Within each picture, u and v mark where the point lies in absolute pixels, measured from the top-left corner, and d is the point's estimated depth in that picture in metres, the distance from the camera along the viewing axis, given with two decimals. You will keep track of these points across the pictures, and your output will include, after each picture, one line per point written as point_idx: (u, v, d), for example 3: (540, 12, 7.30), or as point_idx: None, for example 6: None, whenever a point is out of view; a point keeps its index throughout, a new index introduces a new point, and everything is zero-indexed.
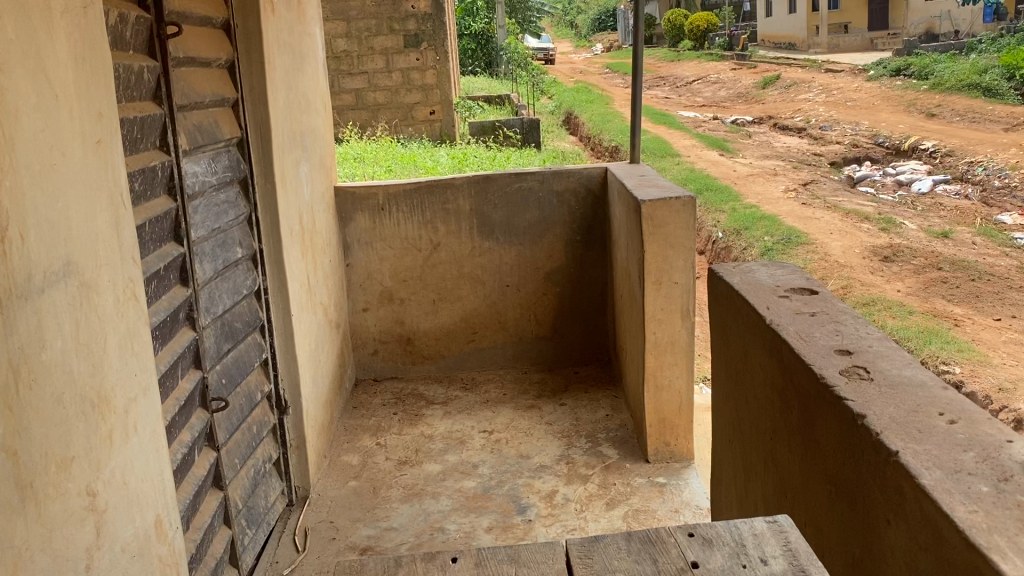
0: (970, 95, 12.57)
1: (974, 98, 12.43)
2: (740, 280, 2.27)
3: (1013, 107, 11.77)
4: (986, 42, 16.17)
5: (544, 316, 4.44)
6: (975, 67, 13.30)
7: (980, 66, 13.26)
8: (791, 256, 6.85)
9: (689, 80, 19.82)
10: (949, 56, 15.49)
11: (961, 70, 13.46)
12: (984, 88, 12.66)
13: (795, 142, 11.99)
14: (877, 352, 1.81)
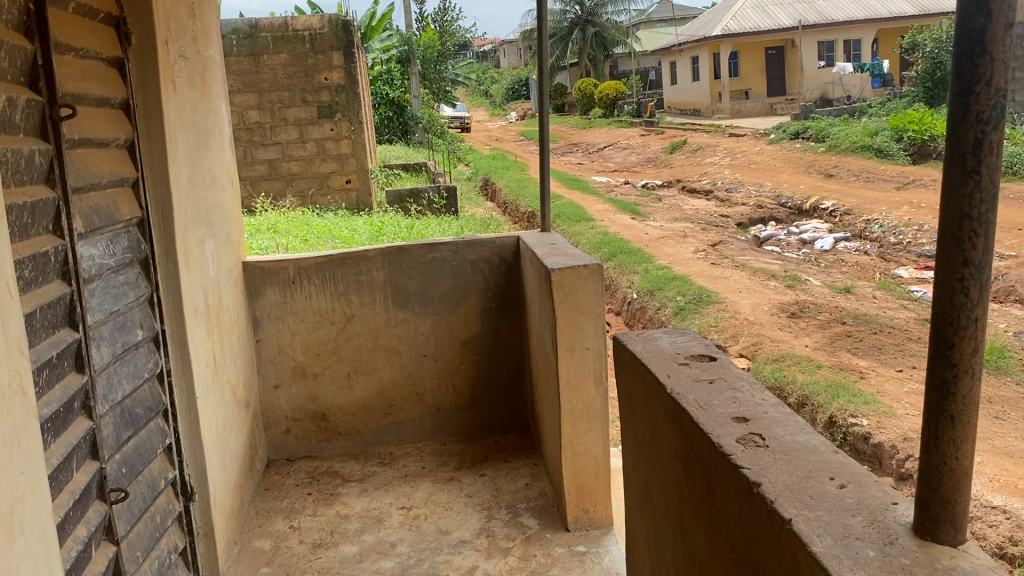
0: (864, 156, 13.27)
1: (867, 159, 13.12)
2: (642, 348, 2.31)
3: (904, 167, 12.45)
4: (876, 107, 17.17)
5: (461, 386, 4.41)
6: (867, 131, 14.10)
7: (872, 129, 14.06)
8: (702, 315, 7.01)
9: (599, 146, 20.37)
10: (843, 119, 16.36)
11: (855, 133, 14.25)
12: (876, 149, 13.37)
13: (703, 204, 12.37)
14: (772, 417, 1.86)
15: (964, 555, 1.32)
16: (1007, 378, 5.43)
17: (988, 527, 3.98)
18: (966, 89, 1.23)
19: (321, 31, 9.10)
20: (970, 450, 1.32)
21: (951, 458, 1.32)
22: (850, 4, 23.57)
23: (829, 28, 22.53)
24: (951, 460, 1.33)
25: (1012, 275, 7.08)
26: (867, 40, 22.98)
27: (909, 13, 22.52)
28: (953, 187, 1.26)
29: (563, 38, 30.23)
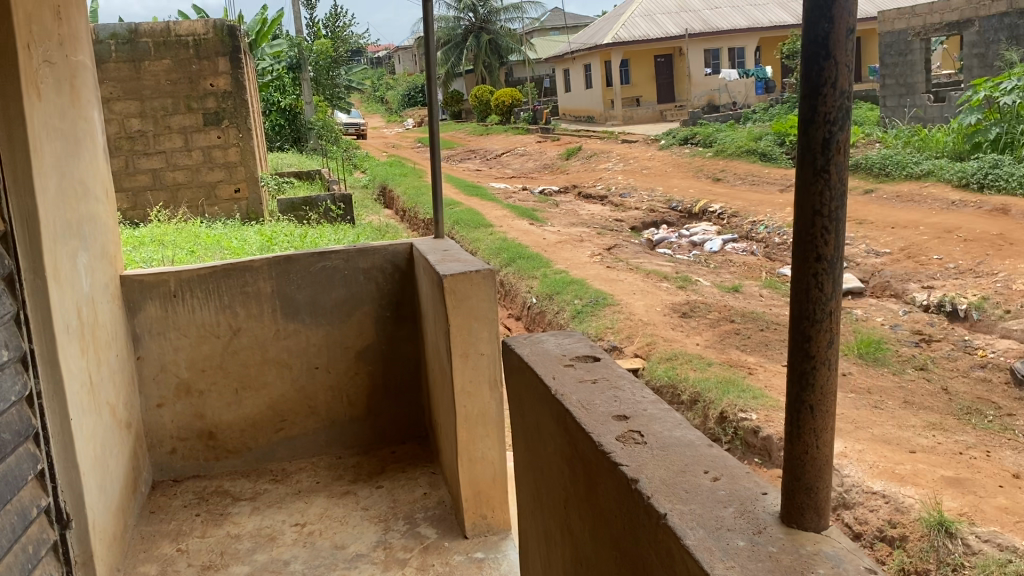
0: (749, 160, 13.75)
1: (752, 163, 13.61)
2: (530, 351, 2.32)
3: (786, 170, 12.96)
4: (759, 112, 17.84)
5: (356, 397, 4.34)
6: (752, 136, 14.62)
7: (756, 135, 14.60)
8: (599, 317, 7.11)
9: (497, 153, 20.49)
10: (729, 124, 16.91)
11: (740, 138, 14.76)
12: (761, 153, 13.86)
13: (598, 209, 12.58)
14: (651, 413, 1.90)
15: (827, 540, 1.37)
16: (884, 369, 5.70)
17: (869, 512, 4.16)
18: (815, 92, 1.28)
19: (206, 36, 8.85)
20: (829, 439, 1.37)
21: (811, 447, 1.37)
22: (734, 14, 24.39)
23: (714, 37, 23.23)
24: (812, 449, 1.37)
25: (887, 271, 7.44)
26: (750, 48, 23.84)
27: (788, 23, 23.47)
28: (803, 186, 1.31)
29: (457, 45, 30.23)
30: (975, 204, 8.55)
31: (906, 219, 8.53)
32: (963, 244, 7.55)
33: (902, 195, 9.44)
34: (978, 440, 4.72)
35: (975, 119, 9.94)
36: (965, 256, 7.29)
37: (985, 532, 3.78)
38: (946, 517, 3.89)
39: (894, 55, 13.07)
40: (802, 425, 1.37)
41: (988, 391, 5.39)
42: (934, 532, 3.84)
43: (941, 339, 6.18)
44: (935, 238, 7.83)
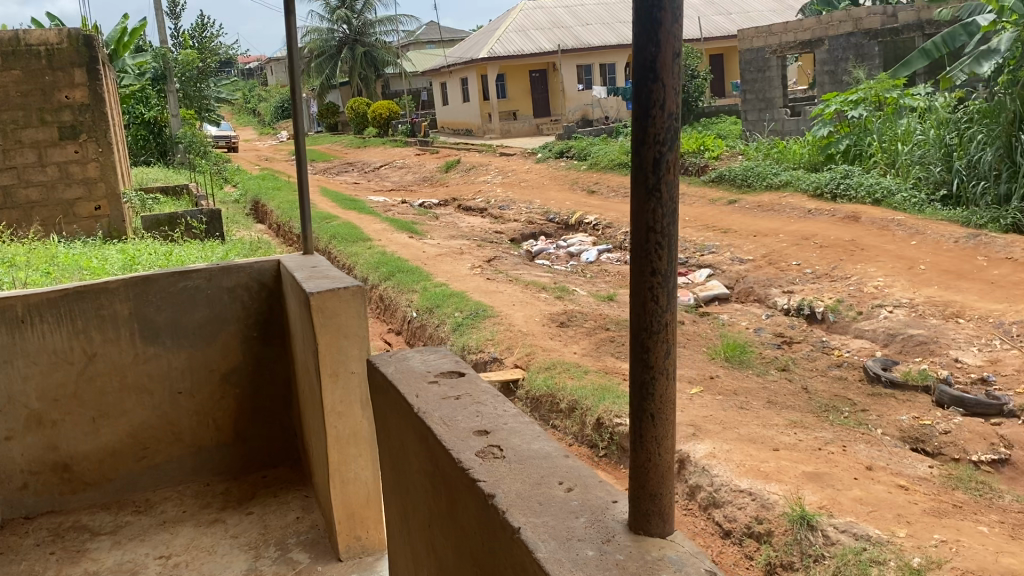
0: (622, 173, 14.13)
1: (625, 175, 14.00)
2: (394, 369, 2.30)
3: None
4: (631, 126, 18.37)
5: (224, 421, 4.20)
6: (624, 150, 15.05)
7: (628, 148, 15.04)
8: (477, 329, 7.10)
9: (375, 166, 20.30)
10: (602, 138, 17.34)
11: (613, 152, 15.15)
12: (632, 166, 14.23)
13: (477, 222, 12.63)
14: (511, 426, 1.92)
15: (671, 544, 1.42)
16: (749, 371, 5.97)
17: (737, 510, 4.32)
18: (646, 112, 1.33)
19: (59, 45, 8.35)
20: (669, 446, 1.43)
21: (652, 455, 1.42)
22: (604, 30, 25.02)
23: (586, 53, 23.75)
24: (654, 456, 1.42)
25: (751, 277, 7.78)
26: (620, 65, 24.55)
27: None
28: (638, 203, 1.36)
29: (331, 57, 29.78)
30: (829, 212, 9.06)
31: (768, 227, 8.96)
32: (819, 250, 7.98)
33: (763, 205, 9.90)
34: (835, 436, 4.98)
35: (828, 132, 10.58)
36: (822, 261, 7.71)
37: (842, 522, 3.97)
38: (808, 511, 4.07)
39: (753, 72, 13.69)
40: (642, 435, 1.42)
41: (843, 389, 5.71)
42: (796, 526, 4.02)
43: (801, 341, 6.52)
44: (794, 245, 8.24)
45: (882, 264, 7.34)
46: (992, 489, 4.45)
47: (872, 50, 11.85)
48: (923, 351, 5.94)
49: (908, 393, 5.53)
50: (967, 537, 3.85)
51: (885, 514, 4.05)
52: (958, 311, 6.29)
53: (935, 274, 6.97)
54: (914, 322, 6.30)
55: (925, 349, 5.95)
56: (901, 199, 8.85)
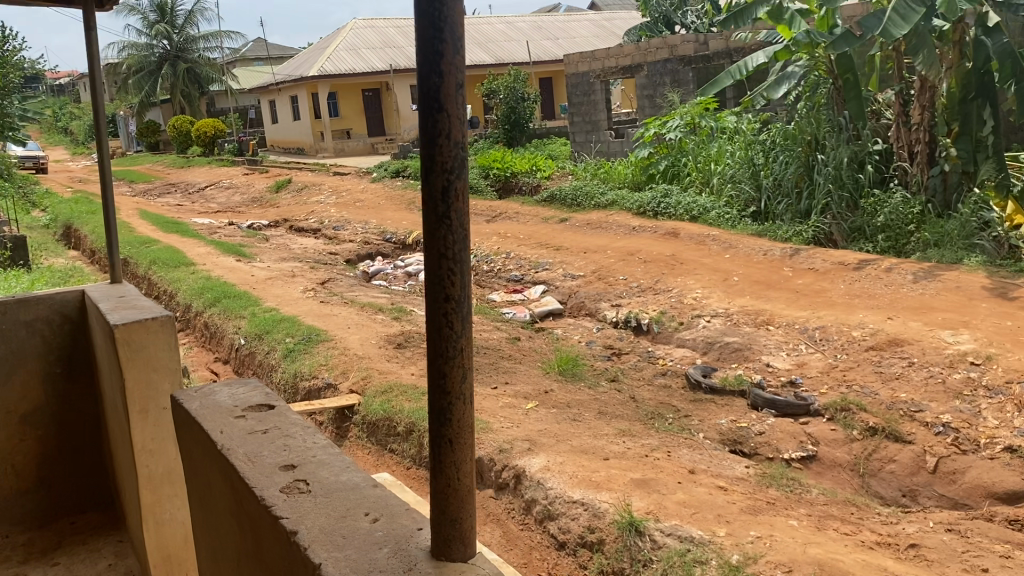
0: None
1: None
2: (199, 405, 2.21)
3: (490, 202, 12.48)
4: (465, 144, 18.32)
5: (24, 466, 3.88)
6: None
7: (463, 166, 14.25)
8: (310, 354, 6.91)
9: (200, 187, 19.43)
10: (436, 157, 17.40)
11: None
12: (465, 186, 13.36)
13: (310, 243, 12.34)
14: (318, 457, 1.89)
15: (472, 568, 1.43)
16: (581, 384, 6.13)
17: (571, 521, 4.39)
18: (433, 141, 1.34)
19: None
20: (468, 471, 1.44)
21: (452, 480, 1.42)
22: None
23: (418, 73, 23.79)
24: (453, 481, 1.43)
25: (582, 292, 8.02)
26: None
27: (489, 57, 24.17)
28: (429, 229, 1.37)
29: (151, 73, 28.36)
30: (652, 229, 9.49)
31: (596, 244, 9.28)
32: (643, 265, 8.34)
33: (592, 223, 10.26)
34: (660, 442, 5.20)
35: (648, 153, 11.15)
36: (646, 276, 8.05)
37: (668, 526, 4.12)
38: (635, 517, 4.20)
39: (580, 96, 14.38)
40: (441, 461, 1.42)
41: (668, 396, 5.99)
42: (625, 532, 4.14)
43: (629, 352, 6.79)
44: (621, 260, 8.58)
45: (700, 277, 7.77)
46: (801, 485, 4.78)
47: (686, 75, 12.33)
48: (738, 357, 6.33)
49: (726, 398, 5.86)
50: (778, 531, 4.10)
51: (707, 515, 4.24)
52: (769, 318, 6.74)
53: (748, 285, 7.45)
54: (729, 330, 6.69)
55: (741, 355, 6.34)
56: (715, 215, 9.41)
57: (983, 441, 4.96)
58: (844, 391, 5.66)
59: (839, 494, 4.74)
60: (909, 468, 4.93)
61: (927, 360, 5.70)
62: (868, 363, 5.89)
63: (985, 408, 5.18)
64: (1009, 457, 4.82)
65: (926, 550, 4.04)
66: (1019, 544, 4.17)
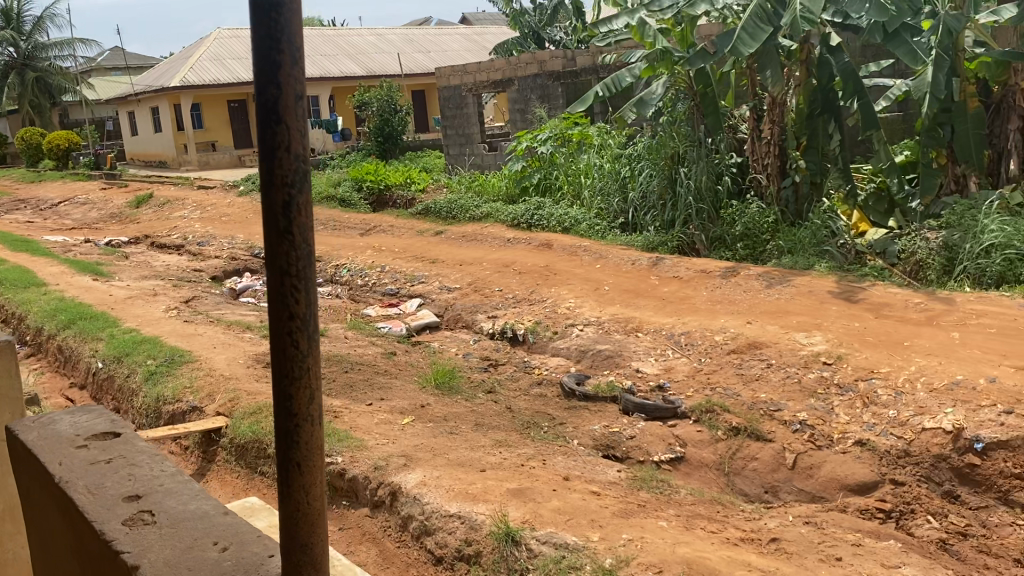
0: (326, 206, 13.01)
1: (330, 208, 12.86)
2: (36, 433, 2.16)
3: (364, 215, 12.34)
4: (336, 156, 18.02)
5: None
6: (330, 181, 14.04)
7: (335, 180, 14.01)
8: (174, 377, 6.62)
9: (53, 202, 18.33)
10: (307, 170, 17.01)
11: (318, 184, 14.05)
12: (338, 199, 13.21)
13: (173, 260, 11.85)
14: (154, 487, 1.96)
15: None
16: (457, 397, 6.11)
17: (447, 534, 4.35)
18: (277, 174, 1.49)
19: None
20: (317, 488, 1.64)
21: (302, 500, 1.61)
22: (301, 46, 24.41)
23: None
24: (302, 502, 1.62)
25: (458, 304, 8.02)
26: (324, 97, 23.08)
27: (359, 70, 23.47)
28: (271, 238, 1.52)
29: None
30: (526, 240, 9.62)
31: (471, 256, 9.32)
32: (518, 276, 8.43)
33: (467, 235, 10.30)
34: (536, 451, 5.24)
35: (521, 166, 11.32)
36: (521, 286, 8.13)
37: (543, 534, 4.14)
38: (511, 527, 4.20)
39: (453, 109, 14.47)
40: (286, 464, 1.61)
41: (543, 405, 6.06)
42: (502, 543, 4.13)
43: (505, 362, 6.84)
44: (496, 272, 8.64)
45: (573, 287, 7.92)
46: (670, 486, 4.93)
47: (555, 91, 12.52)
48: (610, 364, 6.48)
49: (599, 405, 5.99)
50: (649, 533, 4.19)
51: (581, 521, 4.30)
52: (638, 325, 6.94)
53: (618, 294, 7.65)
54: (602, 338, 6.84)
55: (612, 362, 6.49)
56: (585, 226, 9.65)
57: (835, 437, 5.21)
58: (709, 393, 5.87)
59: (706, 494, 4.92)
60: (770, 465, 5.15)
61: (783, 361, 5.98)
62: (731, 366, 6.14)
63: (837, 404, 5.46)
64: (860, 450, 5.08)
65: (786, 543, 4.24)
66: (869, 532, 4.51)
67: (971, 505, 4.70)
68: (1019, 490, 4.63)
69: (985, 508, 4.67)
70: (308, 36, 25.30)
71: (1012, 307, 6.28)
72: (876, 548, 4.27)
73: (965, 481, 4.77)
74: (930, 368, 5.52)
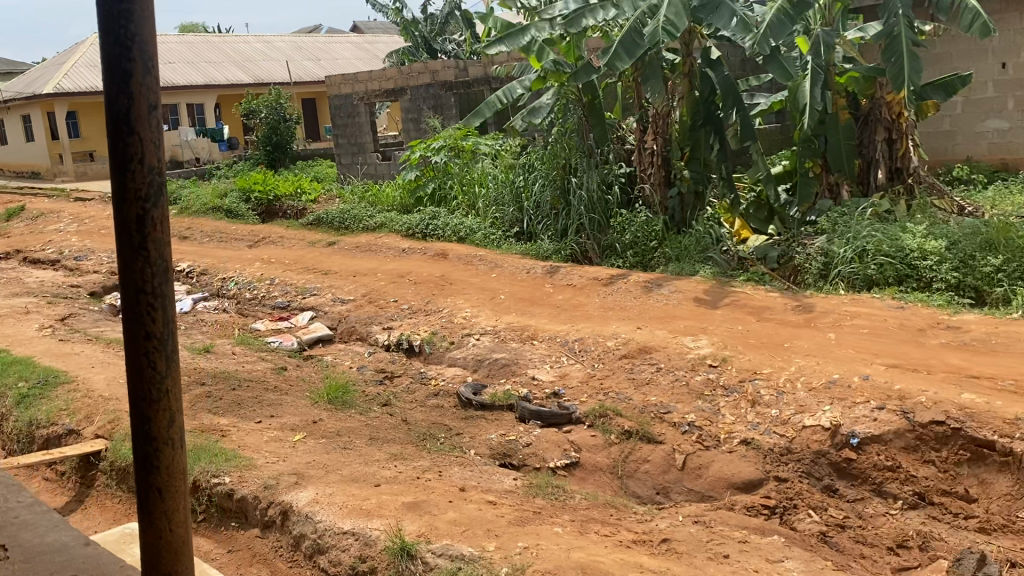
0: (213, 219, 12.67)
1: (217, 220, 12.53)
2: None
3: (253, 226, 12.04)
4: (224, 167, 17.50)
5: None
6: (216, 192, 13.64)
7: (221, 191, 13.63)
8: (47, 400, 6.26)
9: None
10: (192, 180, 16.41)
11: (205, 196, 13.71)
12: (226, 211, 12.87)
13: (48, 276, 11.23)
14: (24, 526, 2.57)
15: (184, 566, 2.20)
16: (351, 411, 6.02)
17: (341, 552, 4.26)
18: (134, 201, 1.94)
19: None
20: (179, 486, 2.17)
21: (166, 502, 2.14)
22: (184, 52, 23.52)
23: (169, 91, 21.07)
24: (166, 508, 2.15)
25: (352, 316, 7.89)
26: (209, 104, 22.33)
27: (247, 78, 22.88)
28: (131, 251, 1.96)
29: None
30: (421, 250, 9.58)
31: (365, 267, 9.19)
32: (413, 286, 8.38)
33: (360, 245, 10.18)
34: (431, 463, 5.20)
35: (414, 175, 11.26)
36: (416, 297, 8.08)
37: (439, 546, 4.11)
38: (406, 541, 4.15)
39: (344, 117, 14.29)
40: (149, 436, 2.09)
41: (439, 416, 6.03)
42: (397, 558, 4.08)
43: (401, 374, 6.77)
44: (390, 282, 8.57)
45: (468, 297, 7.92)
46: (565, 492, 4.99)
47: (448, 101, 12.54)
48: (506, 373, 6.50)
49: (495, 414, 6.00)
50: (544, 540, 4.22)
51: (476, 531, 4.28)
52: (533, 333, 6.99)
53: (513, 302, 7.70)
54: (497, 347, 6.86)
55: (508, 371, 6.52)
56: (481, 236, 9.69)
57: (722, 437, 5.37)
58: (602, 398, 5.96)
59: (600, 498, 5.00)
60: (661, 467, 5.28)
61: (672, 365, 6.14)
62: (623, 371, 6.25)
63: (723, 405, 5.63)
64: (746, 449, 5.24)
65: (676, 544, 4.34)
66: (754, 528, 4.68)
67: (848, 498, 4.92)
68: (891, 481, 4.88)
69: (861, 500, 4.89)
70: (192, 42, 24.45)
71: (882, 308, 6.64)
72: (761, 544, 4.42)
73: (842, 475, 4.99)
74: (808, 367, 5.76)
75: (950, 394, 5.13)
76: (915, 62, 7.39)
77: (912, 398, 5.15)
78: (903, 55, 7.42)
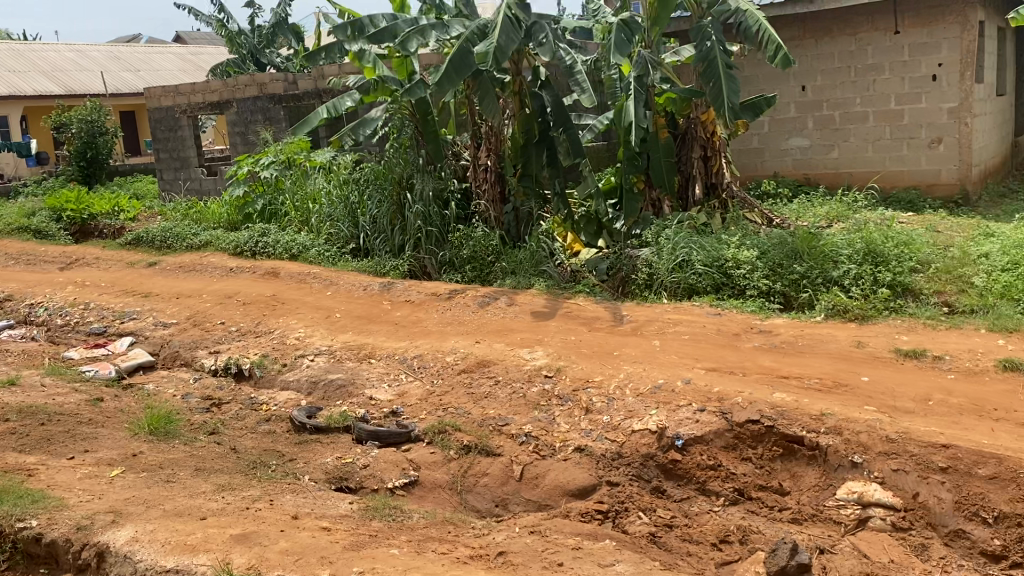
0: (19, 239, 11.72)
1: (24, 241, 11.61)
2: None
3: (65, 247, 11.24)
4: (32, 183, 16.24)
5: None
6: (23, 212, 12.65)
7: (28, 210, 12.65)
8: None
9: None
10: None
11: (10, 215, 12.69)
12: (34, 230, 11.94)
13: None
14: None
15: None
16: (174, 441, 5.72)
17: None
18: None
19: None
20: None
21: None
22: None
23: None
24: None
25: (175, 340, 7.51)
26: (14, 116, 20.77)
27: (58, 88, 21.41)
28: None
29: None
30: (250, 269, 9.26)
31: (190, 288, 8.78)
32: (242, 307, 8.08)
33: (185, 265, 9.72)
34: (262, 492, 5.02)
35: (242, 191, 10.90)
36: (245, 318, 7.79)
37: None
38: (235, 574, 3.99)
39: (164, 130, 13.69)
40: None
41: (272, 442, 5.84)
42: None
43: (229, 401, 6.50)
44: (217, 304, 8.23)
45: (302, 316, 7.72)
46: (402, 512, 4.94)
47: (278, 114, 12.23)
48: (342, 394, 6.37)
49: (331, 436, 5.87)
50: (381, 563, 4.15)
51: (309, 559, 4.15)
52: (369, 352, 6.89)
53: (349, 321, 7.57)
54: (332, 367, 6.71)
55: (344, 392, 6.39)
56: (315, 253, 9.49)
57: (558, 445, 5.47)
58: (440, 414, 5.95)
59: (438, 515, 4.98)
60: (499, 480, 5.34)
61: (509, 377, 6.22)
62: (460, 386, 6.26)
63: (558, 414, 5.75)
64: (579, 456, 5.37)
65: (511, 556, 4.38)
66: (587, 534, 4.81)
67: (676, 498, 5.13)
68: (714, 479, 5.13)
69: (687, 499, 5.12)
70: None
71: (702, 314, 7.01)
72: (593, 549, 4.55)
73: (670, 476, 5.20)
74: (636, 374, 5.99)
75: (763, 393, 5.48)
76: (732, 84, 7.91)
77: (729, 399, 5.46)
78: (722, 77, 7.92)
